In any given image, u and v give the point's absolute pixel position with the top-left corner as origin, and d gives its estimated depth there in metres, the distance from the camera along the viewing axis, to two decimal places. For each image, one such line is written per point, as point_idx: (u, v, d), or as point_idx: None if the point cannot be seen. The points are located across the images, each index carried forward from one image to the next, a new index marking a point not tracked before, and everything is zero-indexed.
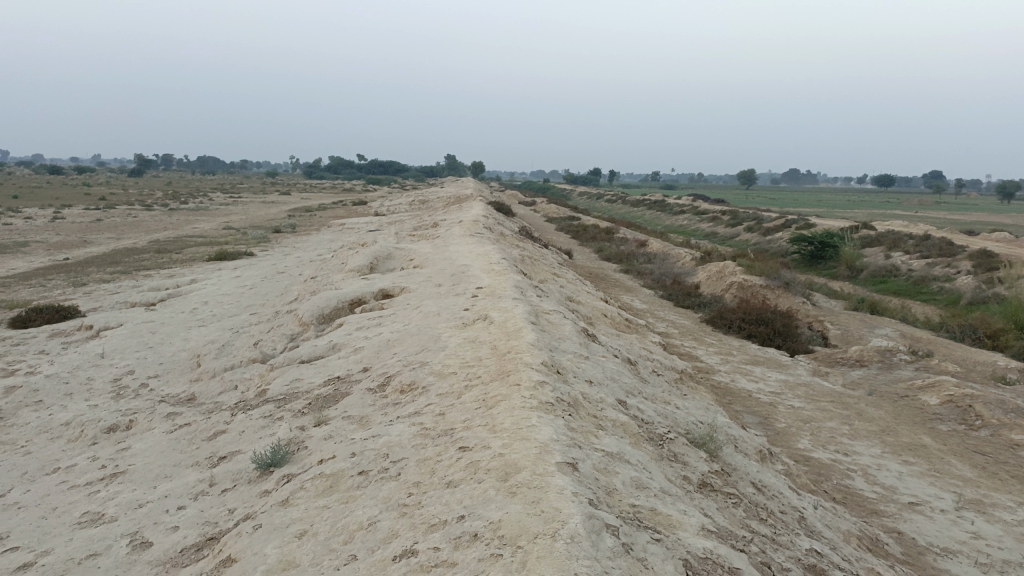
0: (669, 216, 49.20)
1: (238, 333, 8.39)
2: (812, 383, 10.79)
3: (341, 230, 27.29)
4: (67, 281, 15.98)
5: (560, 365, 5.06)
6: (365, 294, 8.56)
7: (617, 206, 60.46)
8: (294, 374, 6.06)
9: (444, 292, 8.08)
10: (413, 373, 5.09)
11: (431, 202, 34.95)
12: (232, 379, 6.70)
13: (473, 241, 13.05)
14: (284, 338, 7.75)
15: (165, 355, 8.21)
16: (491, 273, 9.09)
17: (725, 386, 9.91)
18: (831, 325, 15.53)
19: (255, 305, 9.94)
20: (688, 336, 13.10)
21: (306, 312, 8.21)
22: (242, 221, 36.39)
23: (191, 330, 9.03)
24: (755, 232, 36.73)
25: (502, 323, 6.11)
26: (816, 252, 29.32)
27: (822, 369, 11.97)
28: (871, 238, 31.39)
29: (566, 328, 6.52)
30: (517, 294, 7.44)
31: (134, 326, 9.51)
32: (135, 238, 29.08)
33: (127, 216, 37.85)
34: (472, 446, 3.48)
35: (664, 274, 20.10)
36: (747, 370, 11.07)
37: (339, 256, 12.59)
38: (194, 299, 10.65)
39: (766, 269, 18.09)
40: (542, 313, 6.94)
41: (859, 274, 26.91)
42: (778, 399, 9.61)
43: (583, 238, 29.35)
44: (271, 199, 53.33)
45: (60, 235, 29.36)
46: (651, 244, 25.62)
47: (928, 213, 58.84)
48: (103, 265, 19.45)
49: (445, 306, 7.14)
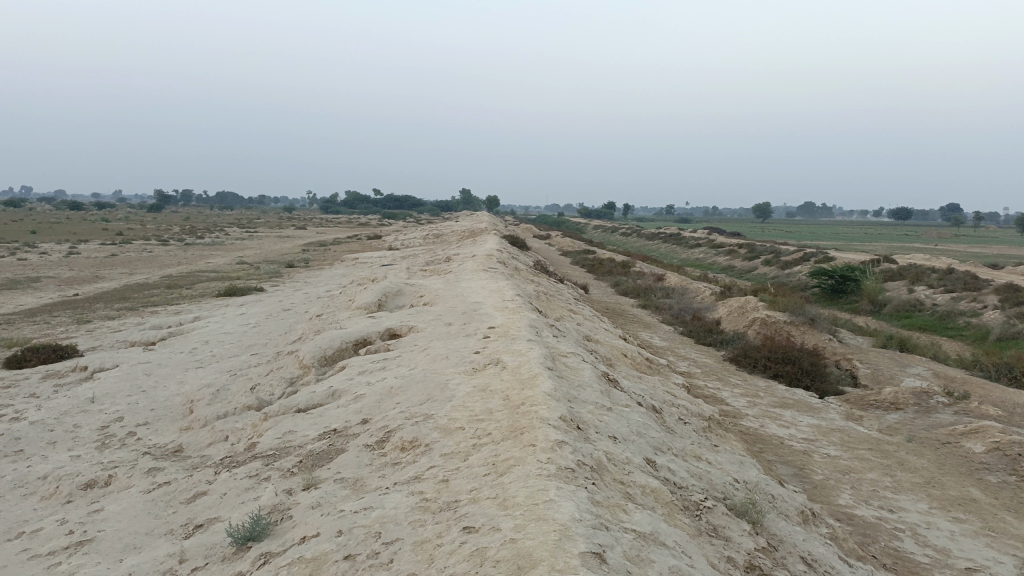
0: (684, 249, 48.66)
1: (236, 376, 7.90)
2: (846, 428, 10.12)
3: (354, 264, 26.96)
4: (72, 318, 15.63)
5: (581, 420, 4.50)
6: (371, 335, 8.07)
7: (632, 239, 60.06)
8: (288, 425, 5.53)
9: (454, 332, 7.56)
10: (415, 428, 4.55)
11: (445, 235, 34.66)
12: (222, 428, 6.19)
13: (486, 276, 12.55)
14: (282, 382, 7.25)
15: (158, 399, 7.72)
16: (505, 312, 8.57)
17: (754, 431, 9.27)
18: (860, 363, 14.84)
19: (257, 344, 9.47)
20: (711, 376, 12.50)
21: (307, 353, 7.71)
22: (257, 255, 36.28)
23: (188, 372, 8.54)
24: (773, 265, 36.10)
25: (514, 369, 5.56)
26: (837, 286, 28.64)
27: (855, 412, 11.29)
28: (892, 272, 30.65)
29: (585, 374, 5.97)
30: (531, 335, 6.90)
31: (130, 367, 9.05)
32: (148, 273, 28.93)
33: (142, 251, 37.83)
34: (478, 527, 2.93)
35: (683, 309, 19.50)
36: (777, 413, 10.41)
37: (347, 292, 12.12)
38: (195, 338, 10.19)
39: (789, 304, 17.45)
40: (559, 356, 6.40)
41: (882, 308, 26.16)
42: (812, 447, 8.96)
43: (598, 272, 28.83)
44: (287, 234, 53.31)
45: (73, 270, 29.22)
46: (669, 278, 25.06)
47: (948, 246, 57.76)
48: (112, 301, 19.12)
49: (454, 348, 6.62)
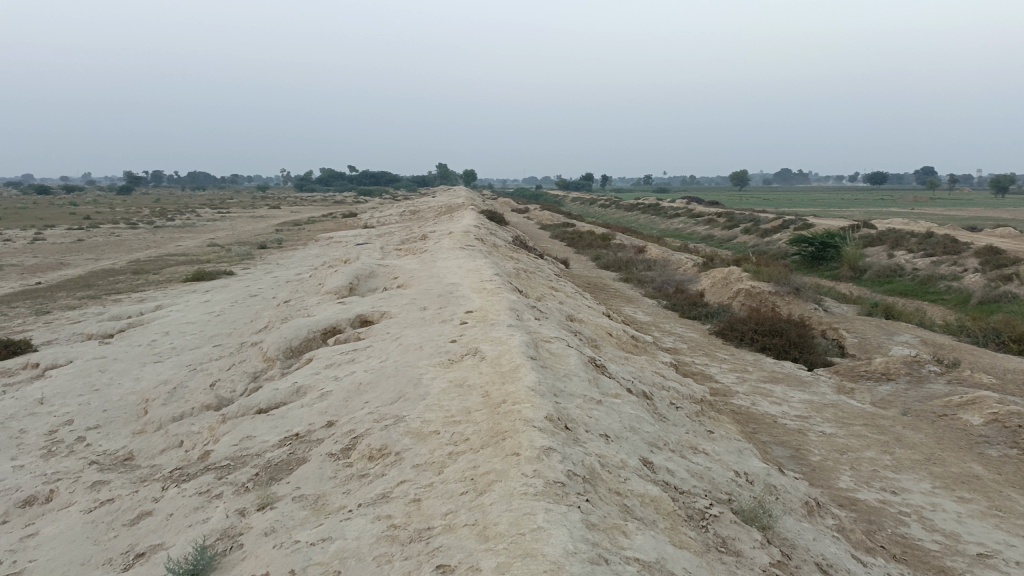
0: (664, 220, 48.30)
1: (195, 371, 7.37)
2: (840, 403, 9.78)
3: (329, 244, 26.27)
4: (31, 309, 14.91)
5: (568, 418, 4.04)
6: (340, 322, 7.56)
7: (611, 210, 59.64)
8: (248, 429, 5.03)
9: (428, 318, 7.07)
10: (384, 433, 4.06)
11: (423, 212, 33.95)
12: (177, 433, 5.67)
13: (463, 255, 12.02)
14: (245, 377, 6.73)
15: (112, 399, 7.17)
16: (483, 294, 8.08)
17: (746, 410, 8.90)
18: (847, 333, 14.54)
19: (221, 335, 8.92)
20: (698, 351, 12.12)
21: (271, 345, 7.18)
22: (229, 237, 35.42)
23: (145, 367, 7.99)
24: (753, 233, 35.87)
25: (494, 360, 5.08)
26: (818, 253, 28.43)
27: (846, 385, 10.97)
28: (872, 237, 30.48)
29: (572, 362, 5.51)
30: (511, 320, 6.42)
31: (84, 363, 8.47)
32: (116, 258, 28.06)
33: (109, 235, 36.76)
34: (454, 566, 2.47)
35: (666, 282, 19.11)
36: (768, 390, 10.05)
37: (317, 276, 11.56)
38: (155, 330, 9.61)
39: (773, 273, 17.11)
40: (542, 342, 5.93)
41: (863, 275, 25.97)
42: (807, 425, 8.60)
43: (578, 246, 28.36)
44: (260, 213, 52.29)
45: (37, 258, 28.24)
46: (650, 250, 24.68)
47: (925, 209, 57.84)
48: (75, 289, 18.37)
49: (429, 337, 6.12)
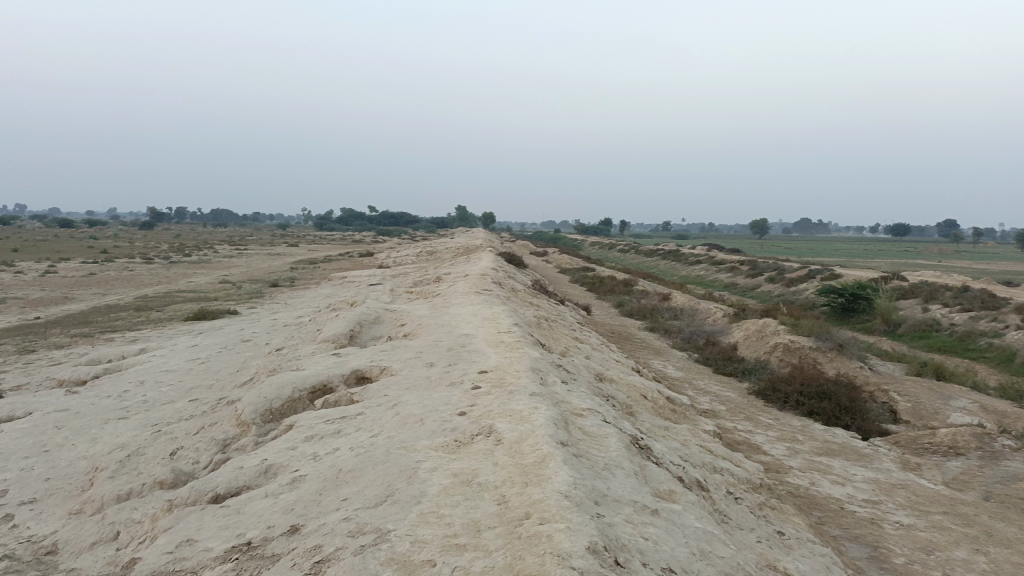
0: (684, 267, 47.13)
1: (159, 434, 6.22)
2: (909, 484, 8.45)
3: (342, 283, 25.33)
4: (16, 347, 13.89)
5: (618, 546, 2.88)
6: (332, 379, 6.42)
7: (630, 256, 58.63)
8: (193, 530, 3.86)
9: (435, 379, 5.90)
10: (360, 557, 2.89)
11: (439, 253, 33.03)
12: (112, 522, 4.53)
13: (480, 300, 10.90)
14: (211, 446, 5.58)
15: (58, 466, 6.03)
16: (501, 348, 6.92)
17: (805, 492, 7.61)
18: (898, 396, 13.19)
19: (199, 388, 7.79)
20: (739, 415, 10.86)
21: (247, 405, 6.02)
22: (242, 274, 34.54)
23: (107, 426, 6.85)
24: (778, 282, 34.60)
25: (512, 447, 3.91)
26: (848, 305, 27.11)
27: (910, 460, 9.64)
28: (904, 289, 29.13)
29: (612, 447, 4.34)
30: (534, 386, 5.26)
31: (40, 417, 7.34)
32: (123, 294, 27.22)
33: (123, 269, 36.09)
34: None
35: (695, 333, 17.86)
36: (824, 465, 8.75)
37: (317, 320, 10.46)
38: (131, 378, 8.50)
39: (814, 327, 15.82)
40: (574, 418, 4.76)
41: (897, 328, 24.57)
42: (877, 513, 7.29)
43: (600, 291, 27.19)
44: (278, 251, 51.60)
45: (43, 291, 27.36)
46: (675, 298, 23.46)
47: (952, 261, 56.16)
48: (69, 326, 17.33)
49: (432, 406, 4.95)
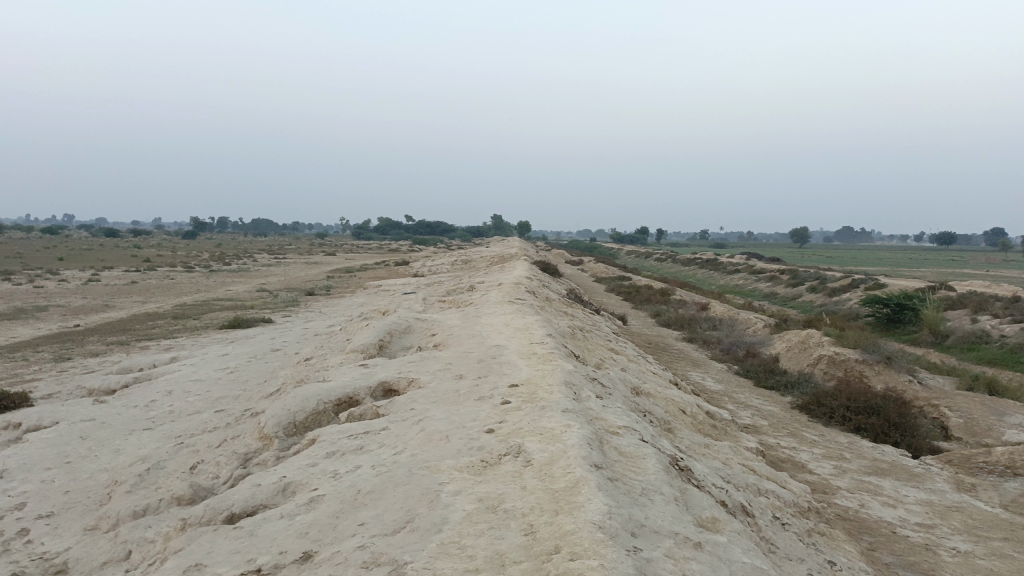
0: (722, 276, 46.35)
1: (181, 446, 6.06)
2: (966, 506, 7.96)
3: (376, 292, 25.27)
4: (53, 355, 13.99)
5: None
6: (358, 391, 6.20)
7: (667, 265, 57.93)
8: (204, 553, 3.66)
9: (464, 393, 5.65)
10: None
11: (474, 262, 32.84)
12: (125, 540, 4.35)
13: (513, 310, 10.64)
14: (232, 460, 5.40)
15: (80, 478, 5.90)
16: (533, 361, 6.65)
17: (855, 514, 7.19)
18: (950, 412, 12.61)
19: (226, 398, 7.65)
20: (782, 430, 10.43)
21: (270, 417, 5.83)
22: (279, 282, 34.75)
23: (132, 437, 6.73)
24: (819, 292, 33.77)
25: (542, 469, 3.63)
26: (893, 316, 26.29)
27: (966, 480, 9.12)
28: (952, 300, 28.17)
29: (650, 470, 4.03)
30: (567, 401, 4.98)
31: (67, 428, 7.25)
32: (162, 302, 27.52)
33: (164, 278, 36.57)
34: None
35: (734, 344, 17.36)
36: (874, 485, 8.29)
37: (348, 330, 10.29)
38: (159, 387, 8.41)
39: (859, 339, 15.26)
40: (609, 437, 4.47)
41: (944, 340, 23.72)
42: (933, 538, 6.84)
43: (636, 301, 26.75)
44: (315, 260, 51.98)
45: (85, 299, 27.78)
46: (714, 308, 22.94)
47: (1001, 271, 54.47)
48: (107, 334, 17.47)
49: (459, 422, 4.69)
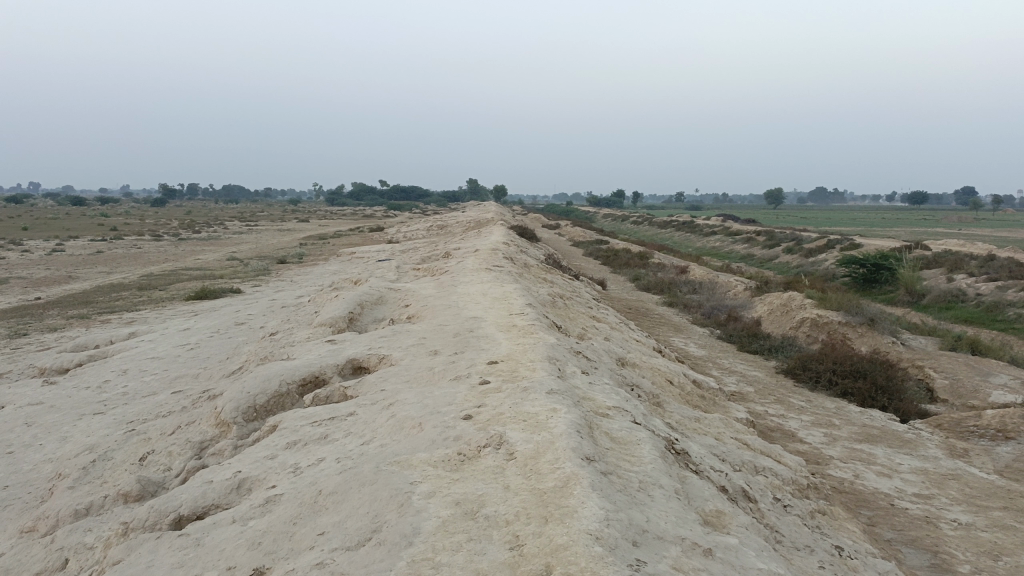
0: (699, 238, 46.17)
1: (133, 433, 5.57)
2: (961, 474, 7.72)
3: (350, 260, 24.63)
4: (8, 330, 13.30)
5: None
6: (325, 370, 5.74)
7: (643, 228, 57.65)
8: (143, 567, 3.19)
9: (438, 371, 5.20)
10: None
11: (450, 227, 32.21)
12: (60, 546, 3.87)
13: (490, 277, 10.18)
14: (185, 450, 4.93)
15: (21, 469, 5.38)
16: (514, 334, 6.22)
17: (850, 487, 6.91)
18: (934, 373, 12.42)
19: (184, 378, 7.15)
20: (769, 397, 10.14)
21: (228, 401, 5.34)
22: (251, 251, 33.90)
23: (81, 423, 6.21)
24: (796, 253, 33.65)
25: (527, 464, 3.22)
26: (870, 276, 26.19)
27: (957, 445, 8.90)
28: (928, 259, 28.13)
29: (646, 457, 3.63)
30: (552, 380, 4.57)
31: (12, 413, 6.71)
32: (128, 272, 26.65)
33: (131, 247, 35.51)
34: None
35: (716, 307, 17.08)
36: (867, 454, 8.02)
37: (317, 301, 9.77)
38: (114, 367, 7.87)
39: (842, 300, 15.01)
40: (599, 420, 4.06)
41: (921, 299, 23.66)
42: (932, 510, 6.55)
43: (615, 265, 26.37)
44: (287, 226, 50.86)
45: (47, 270, 26.81)
46: (693, 271, 22.64)
47: (971, 229, 54.88)
48: (68, 307, 16.74)
49: (434, 407, 4.25)
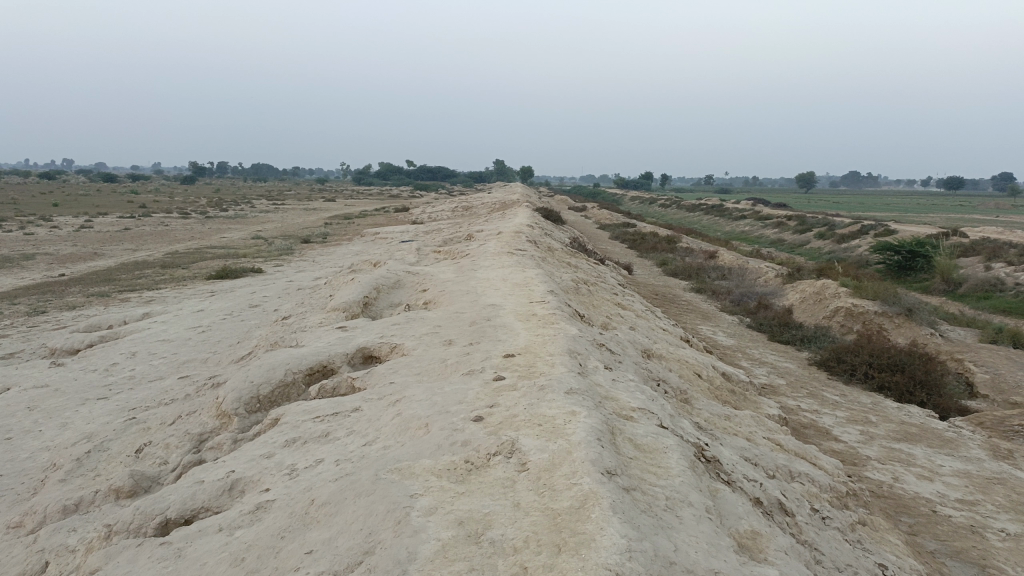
0: (728, 222, 45.35)
1: (133, 422, 5.33)
2: (1008, 477, 7.26)
3: (374, 240, 24.39)
4: (28, 307, 13.23)
5: None
6: (334, 360, 5.45)
7: (672, 211, 56.78)
8: None
9: (451, 364, 4.87)
10: None
11: (475, 208, 31.84)
12: (42, 548, 3.62)
13: (512, 262, 9.82)
14: (183, 443, 4.67)
15: (18, 457, 5.17)
16: (534, 324, 5.88)
17: (889, 492, 6.49)
18: (975, 367, 11.87)
19: (193, 363, 6.91)
20: (801, 391, 9.71)
21: (231, 391, 5.07)
22: (276, 230, 33.83)
23: (83, 409, 5.99)
24: (828, 239, 32.84)
25: (541, 478, 2.88)
26: (905, 263, 25.42)
27: (1001, 445, 8.41)
28: (965, 247, 27.24)
29: (674, 469, 3.28)
30: (573, 377, 4.22)
31: (16, 396, 6.52)
32: (153, 250, 26.68)
33: (158, 224, 35.64)
34: None
35: (745, 294, 16.59)
36: (905, 455, 7.58)
37: (333, 284, 9.50)
38: (124, 349, 7.66)
39: (878, 289, 14.44)
40: (623, 424, 3.71)
41: (958, 288, 22.89)
42: (977, 518, 6.12)
43: (642, 249, 25.86)
44: (313, 206, 50.75)
45: (74, 247, 26.93)
46: (722, 256, 22.08)
47: (1009, 216, 53.36)
48: (89, 285, 16.67)
49: (444, 406, 3.93)
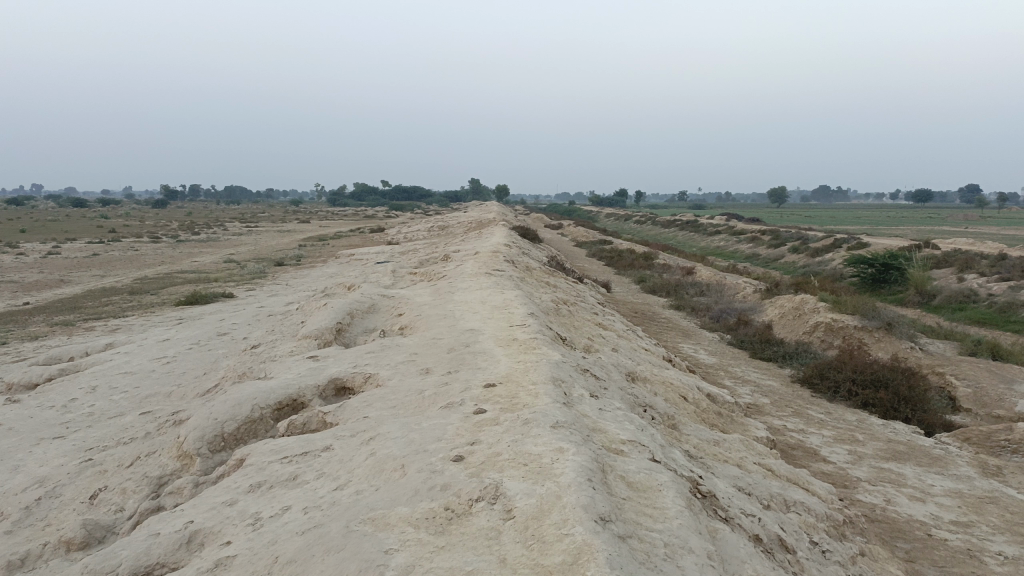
0: (703, 238, 45.50)
1: (89, 464, 4.99)
2: (999, 496, 7.11)
3: (349, 262, 24.04)
4: None
5: None
6: (304, 393, 5.16)
7: (647, 227, 56.96)
8: None
9: (428, 396, 4.60)
10: None
11: (451, 228, 31.58)
12: None
13: (490, 284, 9.58)
14: (141, 488, 4.35)
15: None
16: (515, 349, 5.63)
17: (883, 515, 6.30)
18: (956, 381, 11.80)
19: (156, 397, 6.57)
20: (786, 410, 9.54)
21: (192, 429, 4.76)
22: (249, 253, 33.29)
23: (36, 449, 5.64)
24: (802, 252, 32.99)
25: (529, 528, 2.63)
26: (879, 276, 25.55)
27: (990, 462, 8.28)
28: (938, 258, 27.47)
29: (671, 510, 3.04)
30: (559, 409, 3.98)
31: None
32: (122, 275, 26.07)
33: (128, 249, 34.95)
34: None
35: (725, 311, 16.49)
36: (895, 474, 7.41)
37: (304, 309, 9.19)
38: (84, 383, 7.29)
39: (857, 303, 14.39)
40: (613, 461, 3.47)
41: (932, 299, 23.01)
42: (973, 541, 5.93)
43: (619, 266, 25.75)
44: (287, 228, 50.22)
45: (40, 274, 26.25)
46: (700, 272, 22.01)
47: (977, 227, 54.15)
48: (53, 314, 16.15)
49: (422, 443, 3.66)
